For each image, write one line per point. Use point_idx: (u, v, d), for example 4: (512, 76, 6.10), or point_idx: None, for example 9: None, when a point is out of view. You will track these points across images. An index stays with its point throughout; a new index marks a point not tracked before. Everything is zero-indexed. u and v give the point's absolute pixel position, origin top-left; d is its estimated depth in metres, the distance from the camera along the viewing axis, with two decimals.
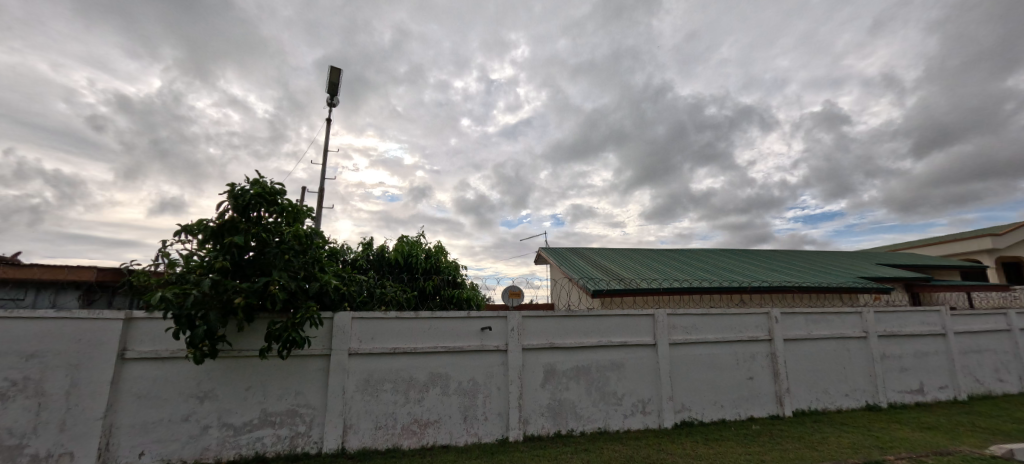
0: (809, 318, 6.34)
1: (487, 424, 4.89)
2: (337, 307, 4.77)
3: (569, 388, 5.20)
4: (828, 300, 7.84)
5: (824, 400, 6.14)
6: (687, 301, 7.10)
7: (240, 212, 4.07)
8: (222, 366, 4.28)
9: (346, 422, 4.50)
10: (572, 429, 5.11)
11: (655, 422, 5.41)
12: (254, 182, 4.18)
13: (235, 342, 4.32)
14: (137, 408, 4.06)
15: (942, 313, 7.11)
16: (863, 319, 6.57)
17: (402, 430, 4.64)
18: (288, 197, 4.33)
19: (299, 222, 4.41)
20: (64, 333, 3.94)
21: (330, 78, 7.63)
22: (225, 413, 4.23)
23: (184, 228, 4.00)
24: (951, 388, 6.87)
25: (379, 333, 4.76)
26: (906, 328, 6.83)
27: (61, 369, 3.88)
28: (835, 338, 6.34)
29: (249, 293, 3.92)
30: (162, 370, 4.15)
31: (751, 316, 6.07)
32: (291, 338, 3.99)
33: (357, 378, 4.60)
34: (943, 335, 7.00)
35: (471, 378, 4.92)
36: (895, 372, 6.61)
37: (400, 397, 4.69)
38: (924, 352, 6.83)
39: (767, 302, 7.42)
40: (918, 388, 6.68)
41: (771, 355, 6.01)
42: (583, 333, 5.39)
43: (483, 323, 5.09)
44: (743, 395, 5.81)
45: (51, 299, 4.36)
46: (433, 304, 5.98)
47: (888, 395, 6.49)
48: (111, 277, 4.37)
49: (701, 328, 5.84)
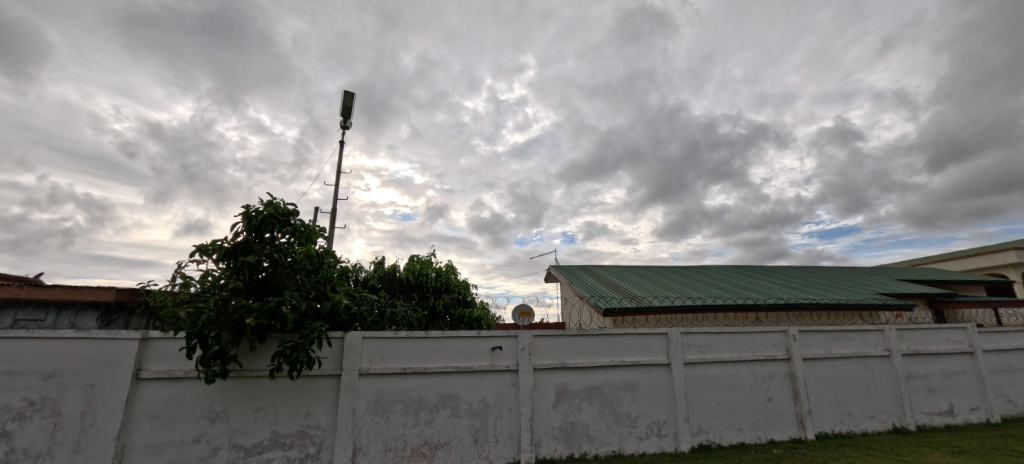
0: (828, 336, 6.15)
1: (498, 446, 4.80)
2: (347, 327, 4.77)
3: (581, 409, 5.10)
4: (846, 318, 7.65)
5: (847, 423, 5.91)
6: (700, 319, 6.99)
7: (253, 232, 4.14)
8: (233, 386, 4.29)
9: (357, 444, 4.46)
10: (585, 452, 4.99)
11: (671, 445, 5.25)
12: (268, 203, 4.27)
13: (246, 362, 4.34)
14: (150, 428, 4.08)
15: (970, 330, 6.82)
16: (885, 337, 6.37)
17: (412, 453, 4.57)
18: (300, 218, 4.40)
19: (311, 242, 4.46)
20: (81, 353, 3.99)
21: (343, 101, 7.84)
22: (236, 434, 4.22)
23: (199, 249, 4.07)
24: (983, 409, 6.58)
25: (389, 353, 4.73)
26: (932, 346, 6.59)
27: (78, 388, 3.93)
28: (857, 357, 6.14)
29: (260, 313, 3.94)
30: (175, 391, 4.18)
31: (767, 335, 5.93)
32: (300, 359, 4.00)
33: (367, 399, 4.57)
34: (971, 353, 6.72)
35: (482, 399, 4.86)
36: (922, 393, 6.35)
37: (411, 419, 4.64)
38: (952, 372, 6.57)
39: (783, 320, 7.27)
40: (948, 410, 6.41)
41: (790, 375, 5.84)
42: (595, 352, 5.31)
43: (493, 342, 5.04)
44: (763, 418, 5.63)
45: (70, 320, 4.44)
46: (443, 324, 5.93)
47: (916, 417, 6.22)
48: (128, 297, 4.44)
49: (716, 347, 5.71)
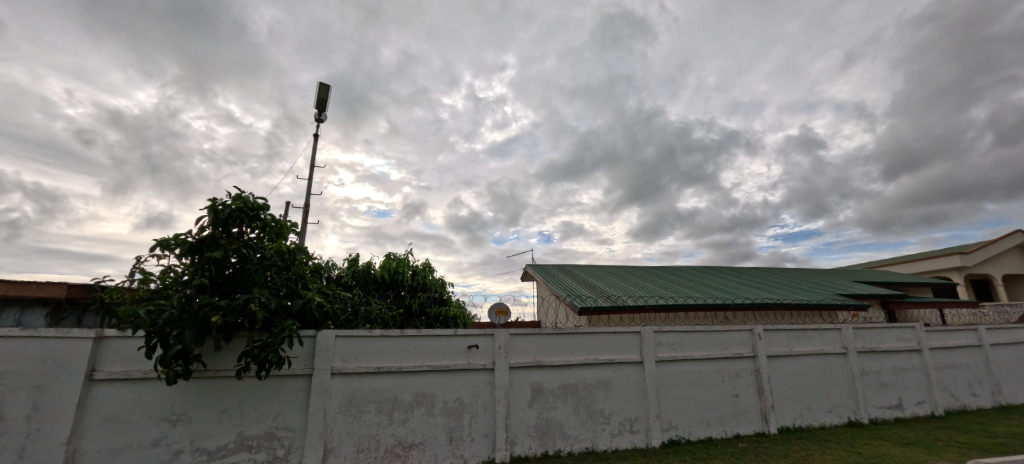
0: (791, 335, 6.44)
1: (472, 445, 4.80)
2: (320, 326, 4.67)
3: (556, 407, 5.15)
4: (808, 317, 8.01)
5: (807, 417, 6.20)
6: (672, 318, 7.20)
7: (220, 227, 3.99)
8: (196, 386, 4.13)
9: (328, 445, 4.37)
10: (560, 449, 5.04)
11: (643, 441, 5.37)
12: (236, 197, 4.13)
13: (210, 362, 4.19)
14: (104, 432, 3.87)
15: (918, 329, 7.28)
16: (842, 335, 6.71)
17: (385, 453, 4.52)
18: (270, 212, 4.27)
19: (282, 238, 4.35)
20: (28, 353, 3.76)
21: (319, 94, 7.63)
22: (199, 437, 4.06)
23: (161, 243, 3.90)
24: (928, 403, 7.02)
25: (363, 352, 4.65)
26: (885, 344, 6.99)
27: (24, 391, 3.70)
28: (816, 354, 6.45)
29: (226, 311, 3.81)
30: (133, 392, 3.98)
31: (735, 333, 6.15)
32: (269, 358, 3.89)
33: (339, 399, 4.48)
34: (919, 351, 7.17)
35: (457, 397, 4.85)
36: (874, 387, 6.73)
37: (385, 418, 4.58)
38: (902, 368, 6.98)
39: (749, 319, 7.56)
40: (897, 404, 6.82)
41: (755, 371, 6.09)
42: (569, 351, 5.38)
43: (469, 341, 5.03)
44: (729, 413, 5.83)
45: (15, 318, 4.17)
46: (419, 323, 5.88)
47: (869, 411, 6.59)
48: (81, 293, 4.21)
49: (687, 345, 5.89)
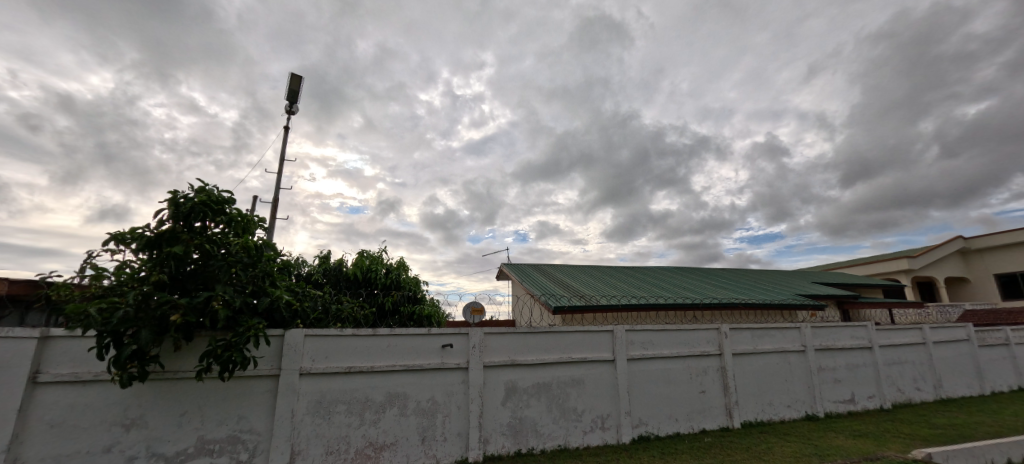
0: (754, 333, 6.70)
1: (445, 444, 4.78)
2: (288, 325, 4.53)
3: (529, 405, 5.19)
4: (770, 316, 8.36)
5: (768, 412, 6.48)
6: (643, 317, 7.36)
7: (181, 221, 3.81)
8: (153, 388, 3.94)
9: (295, 447, 4.26)
10: (532, 447, 5.08)
11: (613, 437, 5.48)
12: (200, 190, 3.96)
13: (169, 363, 4.00)
14: (50, 438, 3.64)
15: (869, 327, 7.72)
16: (801, 334, 7.05)
17: (356, 454, 4.44)
18: (236, 206, 4.12)
19: (248, 233, 4.20)
20: None
21: (290, 85, 7.39)
22: (156, 441, 3.88)
23: (116, 237, 3.70)
24: (877, 397, 7.47)
25: (334, 352, 4.55)
26: (839, 342, 7.38)
27: None
28: (777, 352, 6.74)
29: (187, 309, 3.64)
30: (82, 396, 3.76)
31: (702, 332, 6.36)
32: (233, 358, 3.74)
33: (308, 400, 4.37)
34: (869, 348, 7.61)
35: (431, 397, 4.81)
36: (829, 383, 7.10)
37: (355, 419, 4.50)
38: (854, 365, 7.39)
39: (715, 318, 7.83)
40: (850, 398, 7.21)
41: (721, 368, 6.31)
42: (543, 350, 5.43)
43: (444, 340, 5.01)
44: (696, 409, 6.03)
45: None
46: (392, 321, 5.80)
47: (824, 405, 6.95)
48: (24, 289, 3.93)
49: (656, 343, 6.04)
